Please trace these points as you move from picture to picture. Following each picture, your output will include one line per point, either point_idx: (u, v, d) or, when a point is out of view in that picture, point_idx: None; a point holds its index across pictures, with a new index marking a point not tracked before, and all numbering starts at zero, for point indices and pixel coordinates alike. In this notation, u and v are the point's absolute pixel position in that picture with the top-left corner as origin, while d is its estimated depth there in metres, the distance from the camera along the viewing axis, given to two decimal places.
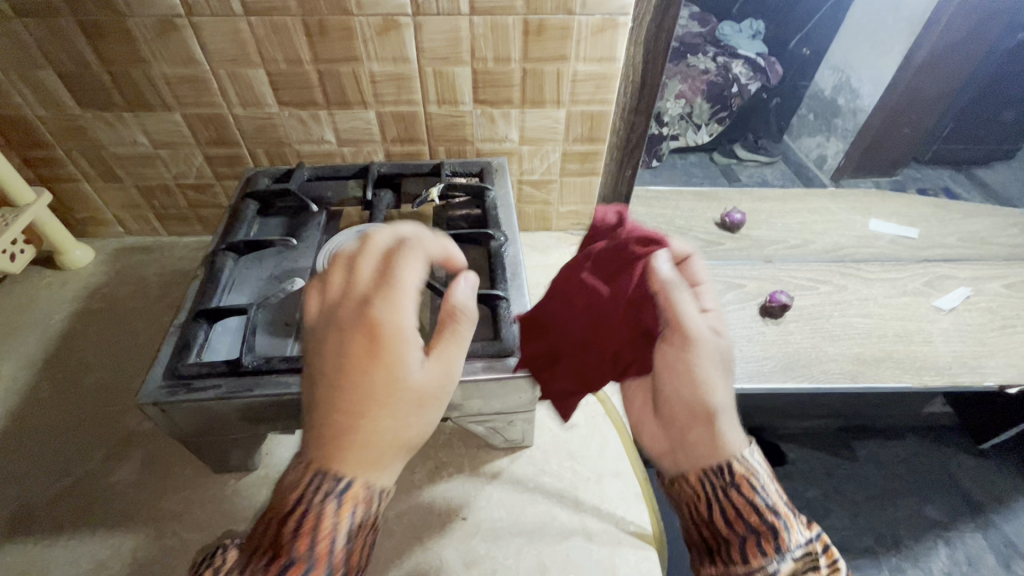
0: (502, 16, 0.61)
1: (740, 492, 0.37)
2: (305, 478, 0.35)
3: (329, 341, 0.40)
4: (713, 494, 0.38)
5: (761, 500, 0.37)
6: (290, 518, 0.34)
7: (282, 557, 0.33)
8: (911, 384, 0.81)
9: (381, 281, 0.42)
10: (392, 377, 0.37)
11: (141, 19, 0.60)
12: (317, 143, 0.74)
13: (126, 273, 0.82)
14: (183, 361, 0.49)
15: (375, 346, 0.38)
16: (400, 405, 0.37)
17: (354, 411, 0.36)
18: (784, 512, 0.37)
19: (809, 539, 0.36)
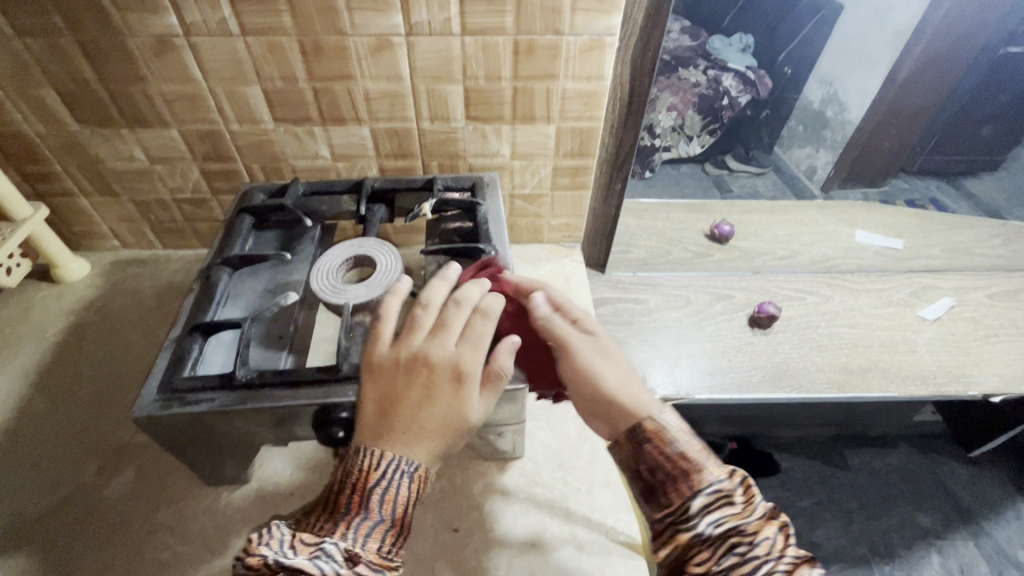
0: (492, 36, 0.63)
1: (658, 445, 0.43)
2: (385, 460, 0.43)
3: (411, 369, 0.48)
4: (639, 455, 0.44)
5: (674, 451, 0.42)
6: (372, 489, 0.42)
7: (368, 520, 0.41)
8: (896, 394, 0.83)
9: (462, 326, 0.50)
10: (461, 410, 0.46)
11: (140, 39, 0.62)
12: (312, 158, 0.76)
13: (122, 286, 0.83)
14: (178, 375, 0.50)
15: (457, 382, 0.47)
16: (455, 433, 0.46)
17: (423, 432, 0.45)
18: (695, 457, 0.42)
19: (722, 480, 0.41)
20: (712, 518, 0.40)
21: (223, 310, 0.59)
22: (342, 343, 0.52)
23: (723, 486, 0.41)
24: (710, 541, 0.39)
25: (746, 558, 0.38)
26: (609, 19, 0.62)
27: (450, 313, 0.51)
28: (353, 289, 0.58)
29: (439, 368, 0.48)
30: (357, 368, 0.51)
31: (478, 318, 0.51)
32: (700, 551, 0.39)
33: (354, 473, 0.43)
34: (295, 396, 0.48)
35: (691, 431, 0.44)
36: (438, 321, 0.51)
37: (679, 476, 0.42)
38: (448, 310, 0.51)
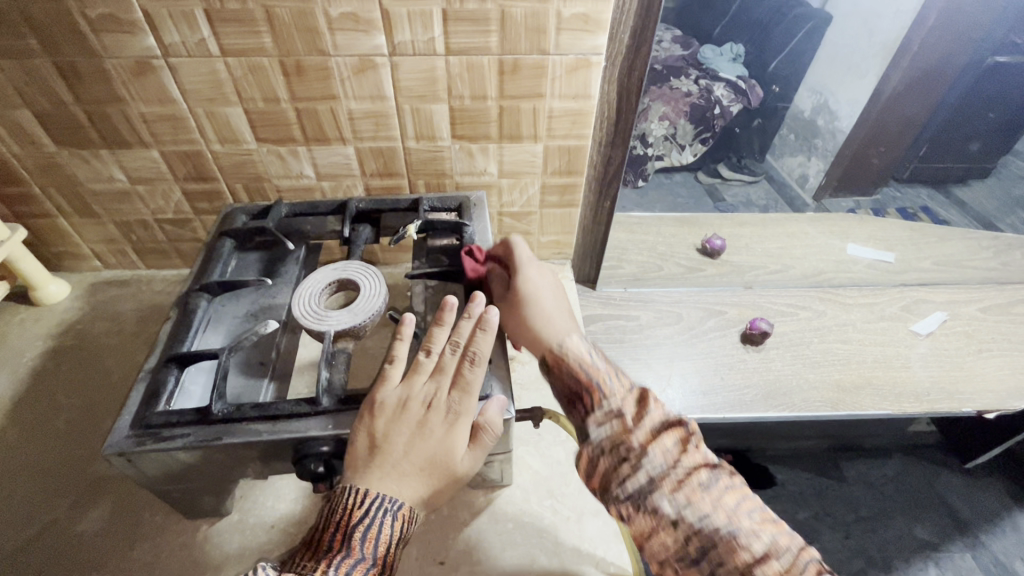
0: (477, 56, 0.62)
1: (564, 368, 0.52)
2: (368, 499, 0.42)
3: (408, 409, 0.47)
4: (552, 379, 0.53)
5: (578, 371, 0.51)
6: (355, 526, 0.40)
7: (349, 558, 0.39)
8: (890, 412, 0.82)
9: (462, 374, 0.49)
10: (450, 455, 0.45)
11: (117, 60, 0.61)
12: (296, 178, 0.75)
13: (103, 309, 0.81)
14: (152, 409, 0.48)
15: (452, 426, 0.46)
16: (438, 476, 0.44)
17: (408, 473, 0.44)
18: (601, 376, 0.51)
19: (621, 395, 0.50)
20: (603, 429, 0.48)
21: (202, 337, 0.57)
22: (323, 373, 0.50)
23: (621, 399, 0.49)
24: (607, 445, 0.47)
25: (640, 456, 0.45)
26: (595, 38, 0.61)
27: (455, 360, 0.50)
28: (335, 316, 0.56)
29: (437, 410, 0.47)
30: (338, 399, 0.50)
31: (475, 370, 0.49)
32: (602, 455, 0.46)
33: (338, 512, 0.41)
34: (272, 430, 0.47)
35: (598, 355, 0.53)
36: (442, 365, 0.50)
37: (581, 393, 0.50)
38: (452, 350, 0.51)
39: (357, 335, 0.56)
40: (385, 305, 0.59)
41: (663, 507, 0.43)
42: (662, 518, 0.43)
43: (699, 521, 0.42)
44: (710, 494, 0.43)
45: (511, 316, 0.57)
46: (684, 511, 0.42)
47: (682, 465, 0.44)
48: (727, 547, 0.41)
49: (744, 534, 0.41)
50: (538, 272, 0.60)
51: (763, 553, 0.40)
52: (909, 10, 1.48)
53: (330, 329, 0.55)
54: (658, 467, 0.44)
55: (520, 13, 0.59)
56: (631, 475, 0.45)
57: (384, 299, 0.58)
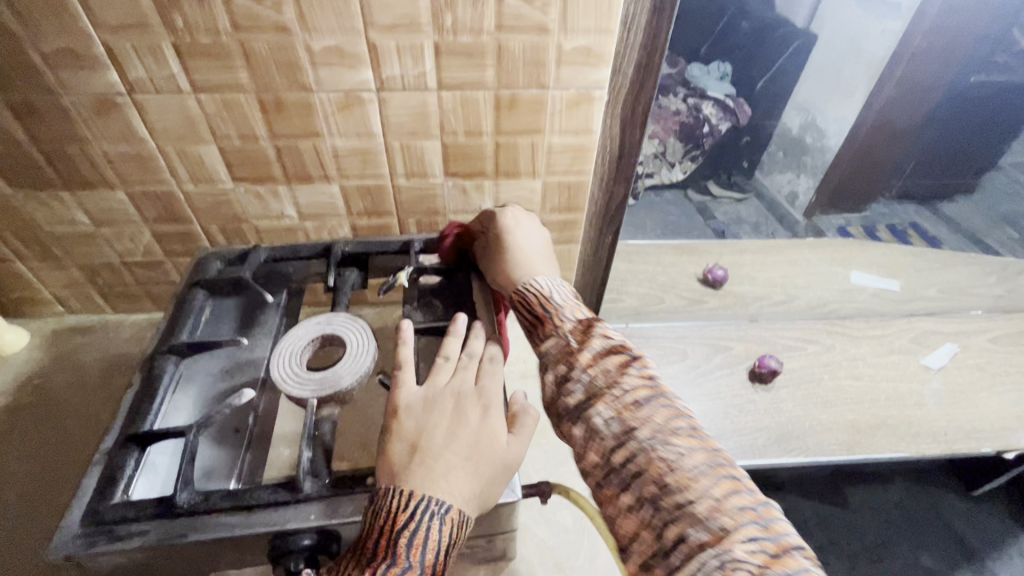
0: (471, 91, 0.58)
1: (527, 297, 0.51)
2: (413, 500, 0.39)
3: (438, 403, 0.46)
4: (517, 314, 0.52)
5: (535, 302, 0.50)
6: (399, 533, 0.38)
7: (394, 567, 0.37)
8: (907, 454, 0.79)
9: (485, 368, 0.50)
10: (494, 441, 0.44)
11: (76, 97, 0.55)
12: (277, 218, 0.69)
13: (64, 360, 0.75)
14: (106, 500, 0.43)
15: (487, 412, 0.46)
16: (485, 464, 0.43)
17: (453, 464, 0.42)
18: (563, 304, 0.49)
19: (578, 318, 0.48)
20: (552, 352, 0.46)
21: (171, 404, 0.52)
22: (304, 454, 0.45)
23: (574, 326, 0.47)
24: (555, 369, 0.45)
25: (579, 375, 0.43)
26: (597, 72, 0.58)
27: (474, 362, 0.51)
28: (318, 379, 0.50)
29: (467, 401, 0.46)
30: (319, 483, 0.44)
31: (495, 363, 0.50)
32: (549, 371, 0.45)
33: (381, 516, 0.39)
34: (246, 524, 0.42)
35: (565, 290, 0.51)
36: (463, 364, 0.50)
37: (536, 322, 0.49)
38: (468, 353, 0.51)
39: (344, 399, 0.51)
40: (373, 364, 0.53)
41: (595, 422, 0.41)
42: (592, 429, 0.40)
43: (626, 433, 0.39)
44: (640, 412, 0.39)
45: (492, 267, 0.57)
46: (615, 426, 0.40)
47: (619, 385, 0.41)
48: (641, 453, 0.38)
49: (663, 446, 0.37)
50: (513, 221, 0.59)
51: (679, 464, 0.36)
52: (897, 31, 1.46)
53: (314, 395, 0.49)
54: (594, 384, 0.42)
55: (519, 46, 0.55)
56: (569, 393, 0.43)
57: (372, 359, 0.53)
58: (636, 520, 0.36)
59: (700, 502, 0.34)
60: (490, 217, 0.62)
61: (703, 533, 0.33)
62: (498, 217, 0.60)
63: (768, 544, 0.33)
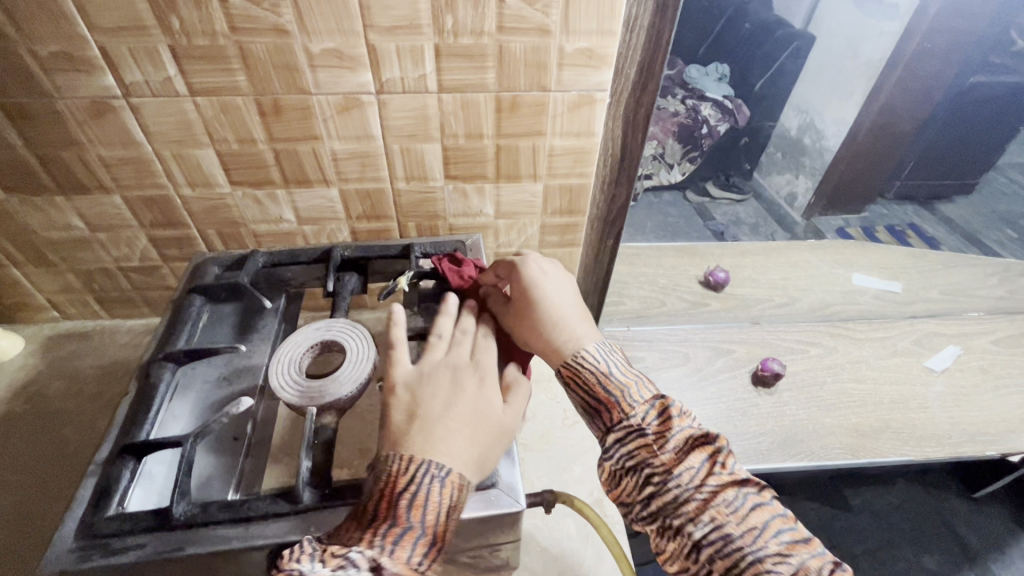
0: (472, 94, 0.58)
1: (585, 381, 0.48)
2: (414, 464, 0.39)
3: (434, 374, 0.47)
4: (568, 390, 0.49)
5: (594, 382, 0.48)
6: (401, 495, 0.38)
7: (396, 528, 0.37)
8: (912, 458, 0.79)
9: (479, 343, 0.51)
10: (491, 409, 0.45)
11: (71, 100, 0.54)
12: (275, 222, 0.69)
13: (59, 366, 0.74)
14: (100, 513, 0.42)
15: (483, 381, 0.47)
16: (484, 431, 0.43)
17: (452, 429, 0.42)
18: (628, 386, 0.47)
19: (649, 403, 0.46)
20: (626, 449, 0.45)
21: (168, 412, 0.51)
22: (304, 462, 0.45)
23: (646, 418, 0.45)
24: (632, 465, 0.44)
25: (667, 483, 0.42)
26: (599, 74, 0.57)
27: (468, 338, 0.52)
28: (318, 387, 0.49)
29: (463, 372, 0.47)
30: (319, 492, 0.44)
31: (489, 339, 0.52)
32: (629, 476, 0.44)
33: (382, 481, 0.39)
34: (245, 535, 0.41)
35: (623, 364, 0.49)
36: (457, 340, 0.51)
37: (600, 410, 0.47)
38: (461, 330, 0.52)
39: (344, 407, 0.50)
40: (374, 371, 0.52)
41: (693, 533, 0.41)
42: (689, 540, 0.41)
43: (726, 544, 0.40)
44: (733, 516, 0.41)
45: (517, 325, 0.53)
46: (719, 540, 0.40)
47: (711, 493, 0.41)
48: (752, 570, 0.39)
49: (766, 557, 0.39)
50: (539, 272, 0.56)
51: (789, 575, 0.38)
52: (892, 32, 1.47)
53: (312, 405, 0.48)
54: (687, 494, 0.42)
55: (520, 48, 0.54)
56: (654, 497, 0.43)
57: (372, 366, 0.52)
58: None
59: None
60: (509, 267, 0.57)
61: None
62: (523, 272, 0.55)
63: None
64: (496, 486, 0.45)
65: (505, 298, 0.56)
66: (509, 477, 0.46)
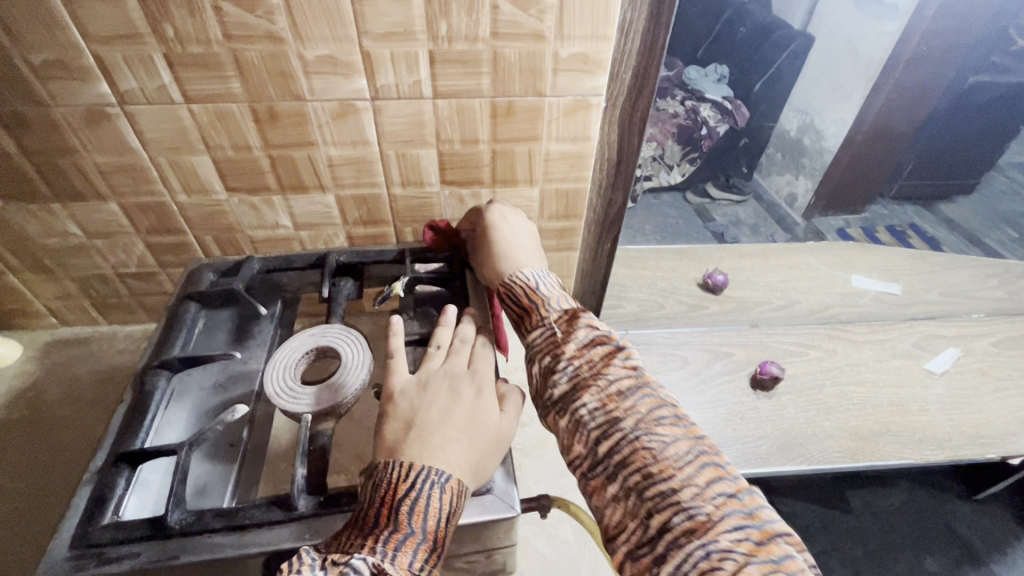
0: (467, 99, 0.58)
1: (513, 289, 0.52)
2: (413, 471, 0.39)
3: (431, 384, 0.47)
4: (505, 306, 0.53)
5: (522, 292, 0.51)
6: (402, 500, 0.38)
7: (397, 534, 0.37)
8: (912, 461, 0.78)
9: (476, 351, 0.51)
10: (488, 417, 0.45)
11: (67, 109, 0.55)
12: (272, 229, 0.69)
13: (57, 372, 0.74)
14: (95, 522, 0.42)
15: (481, 392, 0.47)
16: (480, 439, 0.44)
17: (450, 437, 0.42)
18: (550, 296, 0.49)
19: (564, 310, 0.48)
20: (538, 342, 0.47)
21: (164, 419, 0.51)
22: (298, 470, 0.44)
23: (559, 317, 0.47)
24: (541, 358, 0.46)
25: (565, 365, 0.43)
26: (595, 79, 0.57)
27: (466, 347, 0.52)
28: (312, 393, 0.50)
29: (460, 381, 0.48)
30: (316, 498, 0.44)
31: (487, 349, 0.52)
32: (537, 363, 0.46)
33: (382, 487, 0.39)
34: (241, 542, 0.41)
35: (551, 283, 0.52)
36: (455, 349, 0.51)
37: (523, 315, 0.50)
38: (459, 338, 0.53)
39: (342, 412, 0.50)
40: (370, 376, 0.53)
41: (581, 412, 0.40)
42: (576, 419, 0.40)
43: (610, 426, 0.39)
44: (624, 402, 0.39)
45: (479, 261, 0.59)
46: (603, 417, 0.39)
47: (603, 375, 0.41)
48: (627, 446, 0.37)
49: (650, 440, 0.37)
50: (500, 216, 0.60)
51: (663, 454, 0.36)
52: (891, 32, 1.46)
53: (308, 410, 0.48)
54: (580, 373, 0.42)
55: (514, 54, 0.54)
56: (554, 384, 0.43)
57: (367, 370, 0.52)
58: (623, 509, 0.36)
59: (683, 489, 0.34)
60: (478, 212, 0.63)
61: (688, 523, 0.33)
62: (489, 212, 0.61)
63: (751, 531, 0.32)
64: (492, 491, 0.45)
65: (473, 240, 0.62)
66: (505, 483, 0.46)
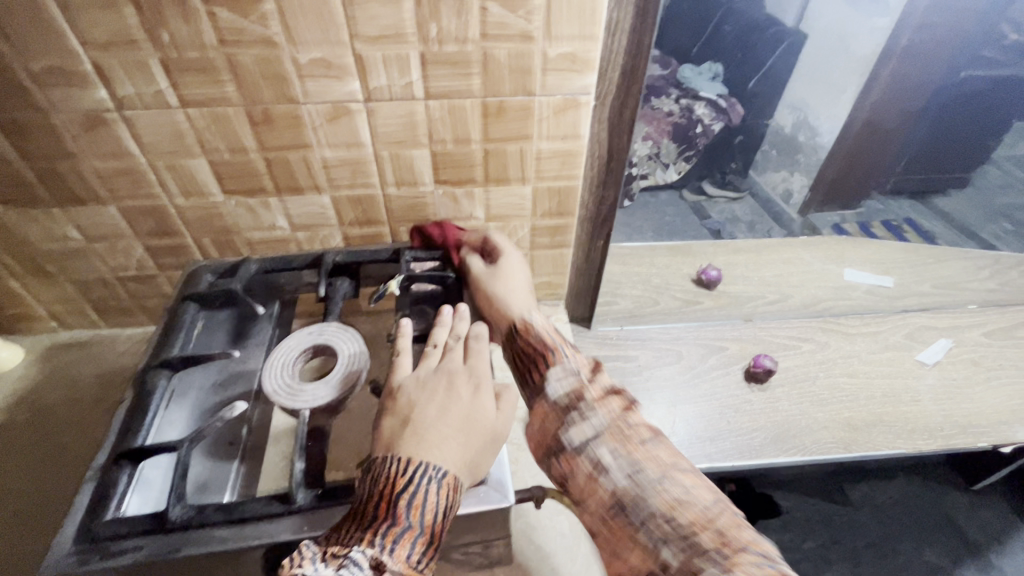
0: (459, 99, 0.59)
1: (527, 339, 0.60)
2: (411, 465, 0.40)
3: (430, 382, 0.48)
4: (517, 351, 0.60)
5: (541, 339, 0.59)
6: (400, 495, 0.39)
7: (395, 527, 0.38)
8: (904, 450, 0.80)
9: (471, 349, 0.52)
10: (484, 415, 0.46)
11: (66, 114, 0.56)
12: (269, 229, 0.70)
13: (58, 375, 0.75)
14: (99, 518, 0.43)
15: (478, 389, 0.48)
16: (477, 437, 0.45)
17: (447, 434, 0.43)
18: (560, 347, 0.59)
19: (580, 363, 0.58)
20: (559, 386, 0.56)
21: (165, 418, 0.52)
22: (297, 464, 0.45)
23: (576, 369, 0.57)
24: (563, 401, 0.54)
25: (588, 410, 0.52)
26: (583, 78, 0.58)
27: (462, 344, 0.53)
28: (311, 390, 0.51)
29: (457, 379, 0.48)
30: (313, 493, 0.44)
31: (481, 343, 0.53)
32: (555, 407, 0.54)
33: (380, 481, 0.40)
34: (241, 535, 0.42)
35: (555, 332, 0.61)
36: (451, 349, 0.52)
37: (541, 360, 0.58)
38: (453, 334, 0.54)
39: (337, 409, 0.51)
40: (366, 372, 0.54)
41: (605, 456, 0.48)
42: (601, 464, 0.47)
43: (633, 468, 0.46)
44: (644, 451, 0.47)
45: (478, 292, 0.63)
46: (631, 470, 0.46)
47: (625, 424, 0.50)
48: (653, 496, 0.44)
49: (670, 484, 0.44)
50: (509, 258, 0.66)
51: (688, 501, 0.43)
52: (882, 27, 1.50)
53: (305, 406, 0.50)
54: (603, 423, 0.50)
55: (503, 54, 0.55)
56: (574, 432, 0.51)
57: (364, 368, 0.53)
58: (642, 552, 0.42)
59: (708, 536, 0.40)
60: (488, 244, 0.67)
61: (714, 566, 0.38)
62: (501, 252, 0.66)
63: (769, 568, 0.38)
64: (486, 483, 0.46)
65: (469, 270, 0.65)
66: (499, 473, 0.47)
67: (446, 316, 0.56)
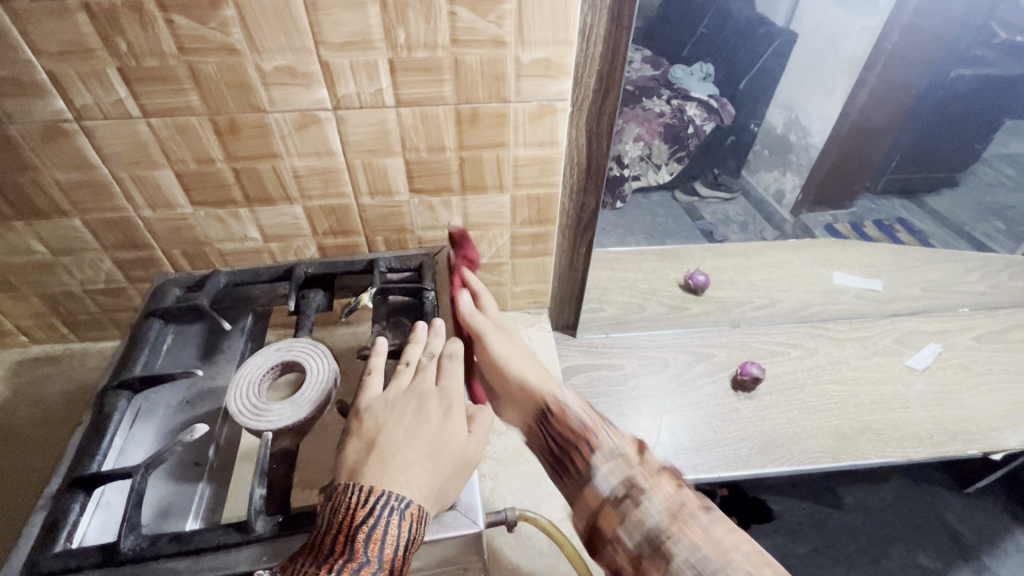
0: (431, 106, 0.57)
1: (561, 421, 0.53)
2: (373, 496, 0.39)
3: (399, 403, 0.46)
4: (549, 441, 0.53)
5: (575, 421, 0.52)
6: (360, 527, 0.37)
7: (353, 562, 0.36)
8: (893, 459, 0.78)
9: (444, 367, 0.50)
10: (454, 439, 0.45)
11: (23, 125, 0.54)
12: (241, 241, 0.68)
13: (25, 391, 0.73)
14: (47, 550, 0.41)
15: (449, 412, 0.46)
16: (446, 463, 0.43)
17: (413, 460, 0.42)
18: (594, 425, 0.51)
19: (618, 441, 0.49)
20: (608, 472, 0.47)
21: (126, 439, 0.50)
22: (258, 491, 0.44)
23: (620, 449, 0.49)
24: (613, 491, 0.45)
25: (639, 493, 0.44)
26: (558, 83, 0.56)
27: (435, 362, 0.51)
28: (276, 411, 0.49)
29: (428, 400, 0.47)
30: (274, 521, 0.43)
31: (455, 361, 0.51)
32: (602, 500, 0.45)
33: (341, 513, 0.38)
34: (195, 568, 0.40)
35: (589, 407, 0.54)
36: (423, 367, 0.50)
37: (576, 446, 0.50)
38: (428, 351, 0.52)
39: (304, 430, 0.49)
40: (335, 391, 0.52)
41: (668, 548, 0.40)
42: (664, 561, 0.40)
43: (694, 557, 0.39)
44: (704, 532, 0.40)
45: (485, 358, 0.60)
46: (696, 558, 0.39)
47: (681, 503, 0.43)
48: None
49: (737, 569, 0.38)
50: (514, 338, 0.63)
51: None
52: (873, 27, 1.50)
53: (269, 428, 0.48)
54: (660, 511, 0.42)
55: (475, 60, 0.53)
56: (628, 528, 0.43)
57: (334, 387, 0.51)
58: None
59: None
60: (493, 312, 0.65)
61: None
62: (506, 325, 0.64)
63: None
64: (455, 508, 0.44)
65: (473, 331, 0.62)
66: (469, 497, 0.45)
67: (421, 331, 0.54)
